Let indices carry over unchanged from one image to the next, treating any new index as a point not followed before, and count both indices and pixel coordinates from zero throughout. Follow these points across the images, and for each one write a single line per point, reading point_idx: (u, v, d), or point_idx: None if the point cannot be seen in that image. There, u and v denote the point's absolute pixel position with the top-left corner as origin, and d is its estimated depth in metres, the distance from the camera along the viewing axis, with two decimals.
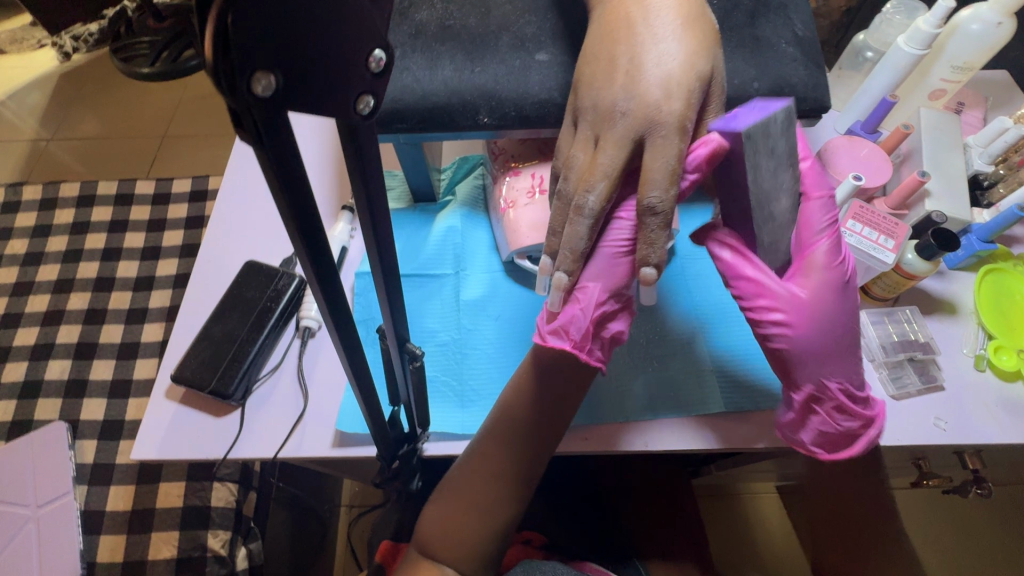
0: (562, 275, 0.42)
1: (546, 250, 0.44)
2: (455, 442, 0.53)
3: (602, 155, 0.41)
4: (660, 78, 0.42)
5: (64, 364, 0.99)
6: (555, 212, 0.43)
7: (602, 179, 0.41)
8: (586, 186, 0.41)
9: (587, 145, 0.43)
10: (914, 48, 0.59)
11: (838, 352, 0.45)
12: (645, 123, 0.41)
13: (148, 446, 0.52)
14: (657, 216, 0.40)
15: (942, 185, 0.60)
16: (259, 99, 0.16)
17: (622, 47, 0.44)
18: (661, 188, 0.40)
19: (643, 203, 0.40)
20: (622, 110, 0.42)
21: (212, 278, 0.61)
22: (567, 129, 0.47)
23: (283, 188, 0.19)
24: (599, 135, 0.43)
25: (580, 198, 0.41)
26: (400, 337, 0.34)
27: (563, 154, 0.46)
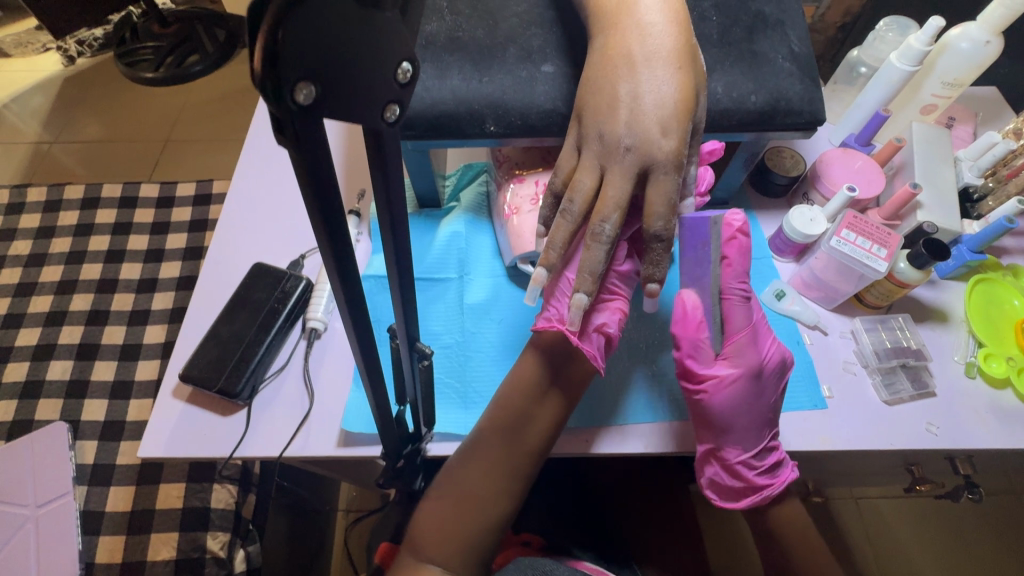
0: (581, 296, 0.44)
1: (544, 264, 0.43)
2: (458, 442, 0.54)
3: (610, 187, 0.43)
4: (662, 91, 0.44)
5: (65, 365, 0.99)
6: (562, 231, 0.44)
7: (615, 210, 0.43)
8: (600, 216, 0.43)
9: (593, 172, 0.45)
10: (905, 64, 0.61)
11: (745, 428, 0.53)
12: (642, 138, 0.43)
13: (154, 445, 0.53)
14: (662, 243, 0.44)
15: (933, 197, 0.62)
16: (300, 107, 0.17)
17: (626, 59, 0.45)
18: (665, 219, 0.43)
19: (648, 233, 0.44)
20: (627, 144, 0.43)
21: (219, 279, 0.62)
22: (567, 149, 0.47)
23: (314, 190, 0.20)
24: (606, 165, 0.44)
25: (597, 227, 0.43)
26: (410, 336, 0.35)
27: (562, 174, 0.47)
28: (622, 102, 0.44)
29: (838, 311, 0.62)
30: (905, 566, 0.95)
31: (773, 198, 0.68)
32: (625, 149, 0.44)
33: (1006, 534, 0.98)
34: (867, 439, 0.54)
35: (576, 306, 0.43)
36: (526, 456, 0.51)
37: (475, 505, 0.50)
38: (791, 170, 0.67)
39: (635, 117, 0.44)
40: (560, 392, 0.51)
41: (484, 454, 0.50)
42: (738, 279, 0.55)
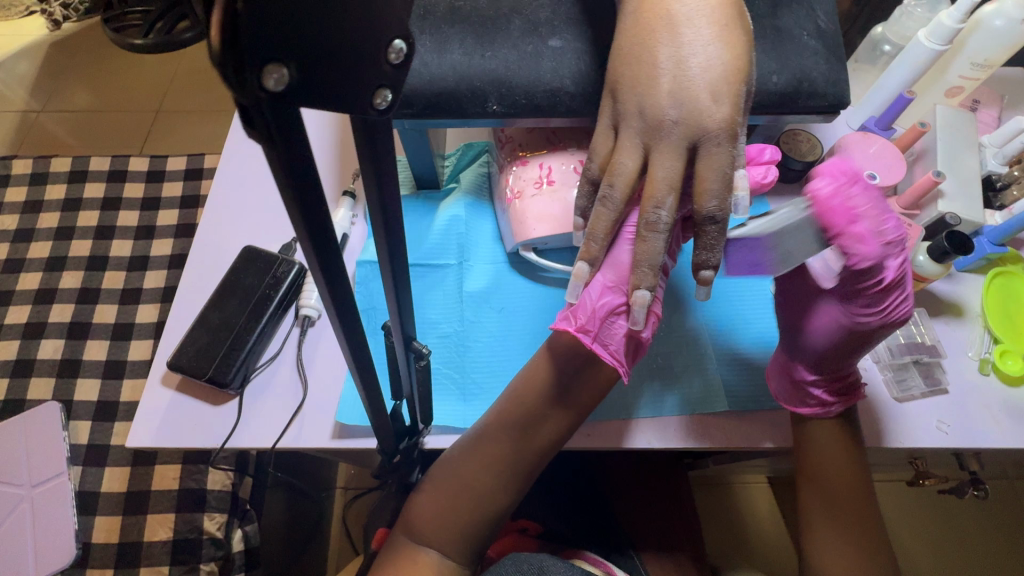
0: (643, 292, 0.40)
1: (586, 258, 0.41)
2: (456, 435, 0.53)
3: (659, 167, 0.40)
4: (686, 68, 0.40)
5: (56, 344, 0.97)
6: (603, 219, 0.41)
7: (669, 191, 0.39)
8: (653, 202, 0.40)
9: (635, 152, 0.41)
10: (934, 43, 0.58)
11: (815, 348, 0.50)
12: (685, 107, 0.39)
13: (143, 434, 0.52)
14: (716, 225, 0.39)
15: (956, 186, 0.59)
16: (271, 94, 0.14)
17: (650, 35, 0.41)
18: (719, 198, 0.39)
19: (701, 214, 0.39)
20: (671, 116, 0.39)
21: (209, 263, 0.59)
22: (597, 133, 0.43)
23: (293, 190, 0.17)
24: (649, 143, 0.40)
25: (652, 213, 0.39)
26: (406, 334, 0.33)
27: (599, 158, 0.43)
28: (640, 82, 0.41)
29: None
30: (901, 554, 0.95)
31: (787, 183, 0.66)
32: (654, 132, 0.40)
33: (1005, 522, 0.98)
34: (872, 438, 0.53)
35: (637, 303, 0.40)
36: (525, 458, 0.49)
37: (471, 501, 0.48)
38: (807, 154, 0.63)
39: (659, 98, 0.40)
40: (565, 401, 0.48)
41: (482, 450, 0.49)
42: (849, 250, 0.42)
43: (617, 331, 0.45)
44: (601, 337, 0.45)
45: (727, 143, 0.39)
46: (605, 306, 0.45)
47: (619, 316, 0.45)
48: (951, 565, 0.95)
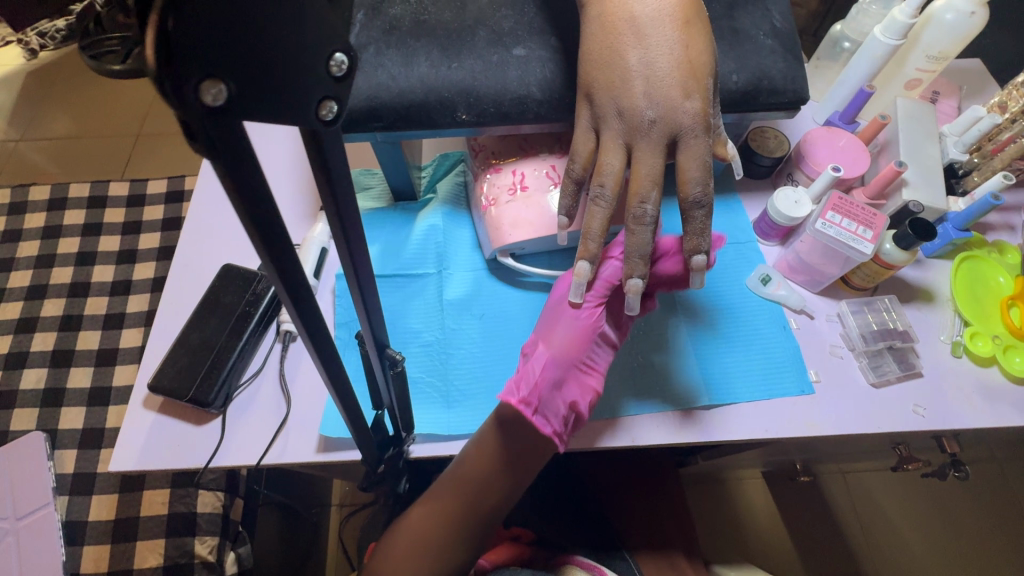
0: (637, 281, 0.39)
1: (586, 257, 0.38)
2: (440, 443, 0.53)
3: (640, 162, 0.38)
4: (660, 62, 0.37)
5: (40, 373, 0.96)
6: (597, 218, 0.38)
7: (653, 187, 0.37)
8: (638, 197, 0.38)
9: (618, 152, 0.38)
10: (889, 38, 0.59)
11: None
12: (666, 104, 0.37)
13: (125, 458, 0.51)
14: (704, 210, 0.37)
15: (919, 175, 0.60)
16: (210, 109, 0.15)
17: (618, 25, 0.38)
18: (703, 183, 0.37)
19: (688, 201, 0.37)
20: (650, 115, 0.37)
21: (188, 283, 0.59)
22: (582, 131, 0.40)
23: (244, 205, 0.18)
24: (631, 142, 0.38)
25: (637, 210, 0.37)
26: (380, 342, 0.34)
27: (581, 159, 0.40)
28: (617, 76, 0.38)
29: (825, 294, 0.61)
30: (893, 539, 0.97)
31: (757, 179, 0.67)
32: (636, 131, 0.37)
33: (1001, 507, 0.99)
34: (852, 426, 0.53)
35: (633, 293, 0.38)
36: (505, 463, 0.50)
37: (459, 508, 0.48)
38: (775, 150, 0.65)
39: (640, 93, 0.37)
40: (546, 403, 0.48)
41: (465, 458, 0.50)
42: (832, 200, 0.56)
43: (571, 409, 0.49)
44: (542, 409, 0.48)
45: (702, 134, 0.37)
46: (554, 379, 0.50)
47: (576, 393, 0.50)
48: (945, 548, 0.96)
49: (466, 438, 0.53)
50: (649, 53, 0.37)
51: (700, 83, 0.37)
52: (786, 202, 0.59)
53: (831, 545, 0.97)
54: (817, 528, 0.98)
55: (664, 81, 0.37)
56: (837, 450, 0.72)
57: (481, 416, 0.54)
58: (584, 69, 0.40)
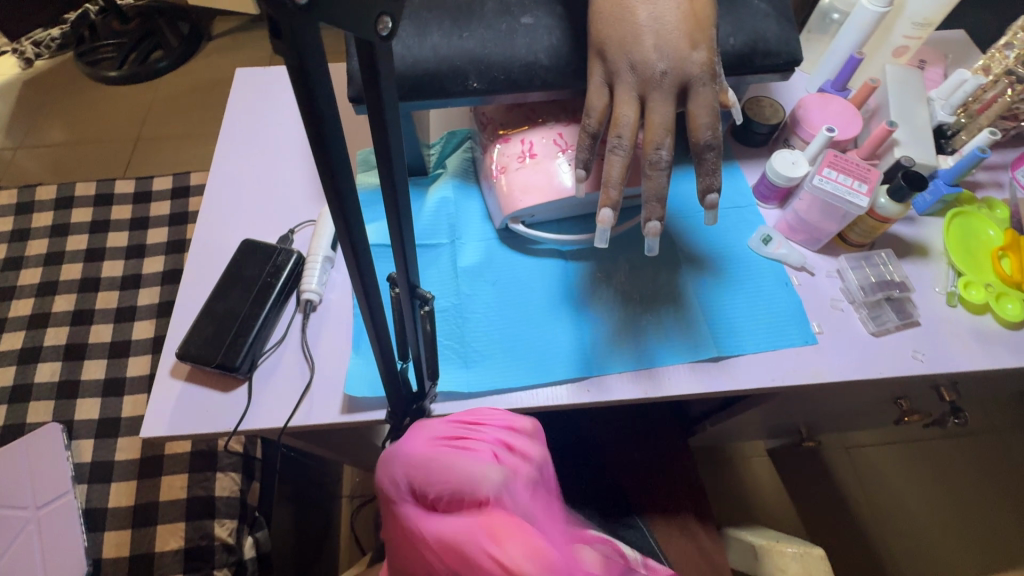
0: (653, 223, 0.41)
1: (610, 205, 0.41)
2: (461, 400, 0.55)
3: (653, 111, 0.40)
4: (666, 17, 0.40)
5: (54, 366, 0.98)
6: (616, 166, 0.40)
7: (666, 134, 0.40)
8: (653, 144, 0.40)
9: (633, 104, 0.40)
10: (876, 5, 0.62)
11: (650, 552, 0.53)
12: (676, 55, 0.39)
13: (156, 424, 0.53)
14: (715, 152, 0.40)
15: (909, 135, 0.63)
16: (296, 6, 0.17)
17: None
18: (712, 128, 0.40)
19: (699, 145, 0.40)
20: (661, 66, 0.39)
21: (208, 258, 0.61)
22: (595, 87, 0.42)
23: (310, 109, 0.20)
24: (645, 93, 0.40)
25: (652, 155, 0.40)
26: (411, 282, 0.36)
27: (596, 114, 0.42)
28: (627, 33, 0.40)
29: (823, 252, 0.63)
30: (893, 505, 1.01)
31: (755, 146, 0.70)
32: (648, 82, 0.40)
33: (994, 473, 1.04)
34: (855, 372, 0.56)
35: (652, 235, 0.41)
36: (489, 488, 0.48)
37: None
38: (771, 117, 0.67)
39: (650, 46, 0.39)
40: None
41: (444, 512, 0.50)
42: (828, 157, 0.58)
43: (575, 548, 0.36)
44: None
45: (710, 84, 0.40)
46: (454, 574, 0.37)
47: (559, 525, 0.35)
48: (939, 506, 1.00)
49: (485, 396, 0.55)
50: (656, 10, 0.40)
51: (703, 35, 0.40)
52: (784, 162, 0.61)
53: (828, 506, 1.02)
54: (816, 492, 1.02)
55: (670, 34, 0.39)
56: (840, 410, 0.75)
57: (500, 374, 0.56)
58: (595, 28, 0.42)
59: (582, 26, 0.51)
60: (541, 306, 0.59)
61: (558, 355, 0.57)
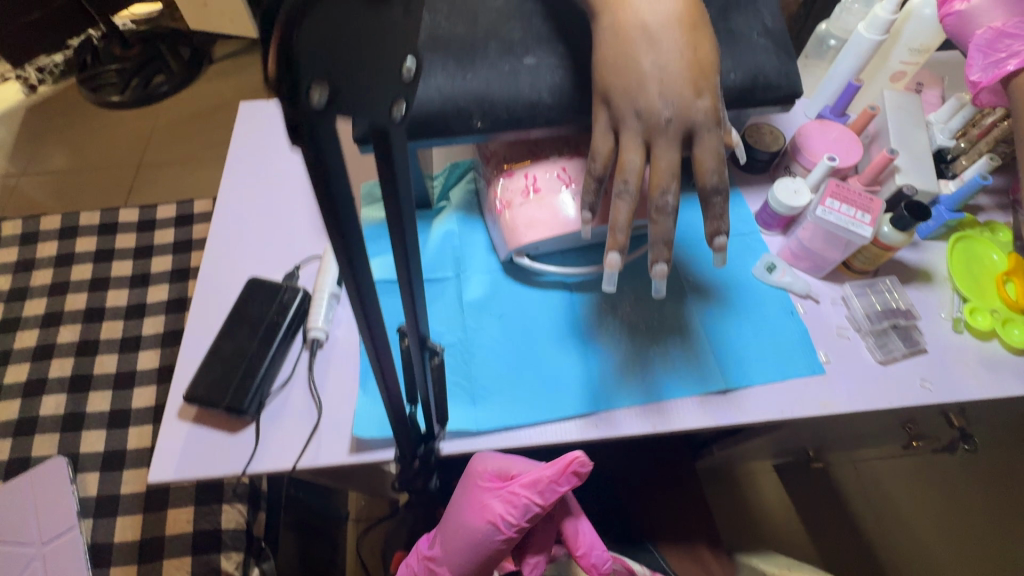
0: (661, 265, 0.41)
1: (616, 248, 0.41)
2: (469, 438, 0.55)
3: (658, 157, 0.40)
4: (671, 63, 0.40)
5: (58, 399, 0.97)
6: (622, 211, 0.40)
7: (673, 179, 0.40)
8: (659, 188, 0.40)
9: (639, 150, 0.40)
10: (873, 33, 0.63)
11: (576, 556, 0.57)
12: (680, 101, 0.39)
13: (165, 467, 0.53)
14: (721, 195, 0.40)
15: (910, 161, 0.63)
16: (316, 109, 0.17)
17: (629, 32, 0.41)
18: (718, 173, 0.40)
19: (705, 189, 0.40)
20: (665, 112, 0.39)
21: (215, 297, 0.61)
22: (600, 132, 0.42)
23: (329, 198, 0.20)
24: (650, 139, 0.40)
25: (659, 200, 0.40)
26: (421, 334, 0.36)
27: (602, 157, 0.42)
28: (632, 78, 0.40)
29: (828, 279, 0.63)
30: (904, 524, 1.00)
31: (756, 172, 0.70)
32: (652, 129, 0.40)
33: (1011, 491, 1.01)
34: (864, 401, 0.56)
35: (659, 277, 0.41)
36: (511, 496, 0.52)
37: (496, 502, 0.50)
38: (772, 144, 0.68)
39: (655, 92, 0.40)
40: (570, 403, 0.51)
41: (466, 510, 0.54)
42: (831, 187, 0.59)
43: (554, 491, 0.51)
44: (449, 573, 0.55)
45: (714, 129, 0.40)
46: (480, 556, 0.53)
47: (543, 478, 0.51)
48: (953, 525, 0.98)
49: (493, 432, 0.55)
50: (660, 56, 0.40)
51: (707, 81, 0.40)
52: (786, 191, 0.62)
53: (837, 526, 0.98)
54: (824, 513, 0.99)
55: (675, 81, 0.40)
56: (848, 433, 0.74)
57: (507, 410, 0.56)
58: (599, 73, 0.43)
59: (585, 65, 0.51)
60: (547, 340, 0.59)
61: (566, 390, 0.57)
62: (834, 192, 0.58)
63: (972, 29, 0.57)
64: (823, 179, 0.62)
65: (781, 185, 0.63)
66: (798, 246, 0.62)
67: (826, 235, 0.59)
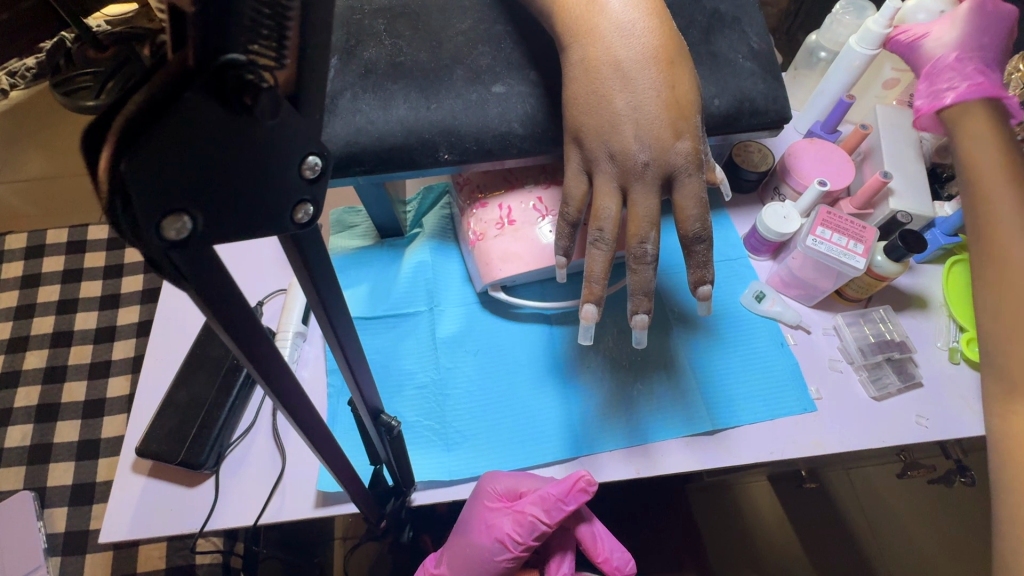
0: (640, 316, 0.38)
1: (592, 300, 0.37)
2: (443, 488, 0.51)
3: (635, 203, 0.37)
4: (648, 101, 0.36)
5: (24, 429, 0.94)
6: (598, 261, 0.37)
7: (652, 227, 0.37)
8: (637, 237, 0.37)
9: (613, 196, 0.37)
10: (865, 48, 0.60)
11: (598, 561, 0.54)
12: (658, 144, 0.36)
13: (116, 527, 0.49)
14: (704, 244, 0.37)
15: (905, 183, 0.60)
16: (175, 243, 0.14)
17: (601, 66, 0.38)
18: (701, 219, 0.37)
19: (687, 237, 0.37)
20: (642, 156, 0.36)
21: (173, 338, 0.58)
22: (573, 174, 0.39)
23: (222, 322, 0.17)
24: (626, 184, 0.37)
25: (636, 249, 0.37)
26: (374, 408, 0.33)
27: (574, 201, 0.39)
28: (605, 118, 0.37)
29: (819, 307, 0.61)
30: None
31: (744, 193, 0.67)
32: (628, 173, 0.37)
33: None
34: (859, 440, 0.53)
35: (639, 329, 0.38)
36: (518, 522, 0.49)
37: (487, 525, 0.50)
38: (760, 164, 0.65)
39: (631, 134, 0.36)
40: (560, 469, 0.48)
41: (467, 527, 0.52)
42: (823, 214, 0.56)
43: (561, 509, 0.48)
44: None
45: (696, 172, 0.37)
46: (489, 572, 0.50)
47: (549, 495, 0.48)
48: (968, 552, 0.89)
49: (467, 481, 0.52)
50: (635, 94, 0.37)
51: (687, 121, 0.37)
52: (775, 217, 0.59)
53: (843, 556, 0.90)
54: (830, 541, 0.91)
55: (652, 121, 0.36)
56: (842, 459, 0.72)
57: (483, 456, 0.52)
58: (570, 110, 0.39)
59: (559, 93, 0.48)
60: (526, 378, 0.56)
61: (546, 432, 0.54)
62: (826, 221, 0.55)
63: (920, 63, 0.58)
64: (814, 203, 0.59)
65: (771, 210, 0.60)
66: (789, 273, 0.59)
67: (819, 265, 0.56)
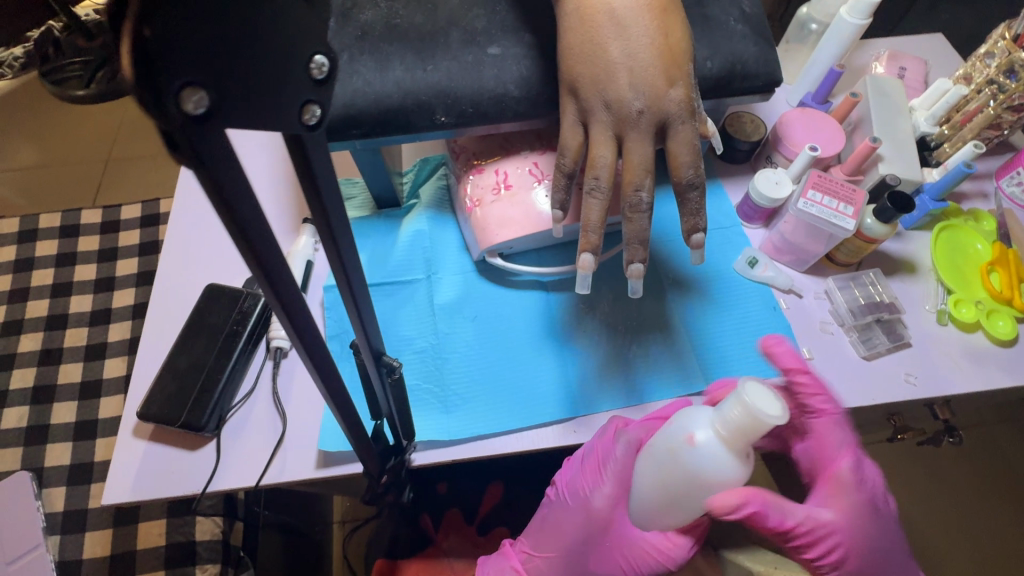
0: (636, 265, 0.39)
1: (589, 249, 0.38)
2: (442, 449, 0.52)
3: (630, 152, 0.37)
4: (641, 51, 0.37)
5: (21, 411, 0.93)
6: (594, 210, 0.38)
7: (646, 175, 0.37)
8: (632, 185, 0.38)
9: (609, 145, 0.38)
10: (855, 18, 0.61)
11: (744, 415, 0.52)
12: (652, 92, 0.37)
13: (118, 490, 0.50)
14: (697, 191, 0.38)
15: (893, 150, 0.62)
16: (193, 118, 0.14)
17: (595, 18, 0.38)
18: (694, 167, 0.38)
19: (681, 184, 0.38)
20: (636, 104, 0.37)
21: (171, 306, 0.58)
22: (569, 127, 0.40)
23: (232, 217, 0.17)
24: (621, 134, 0.38)
25: (632, 197, 0.38)
26: (376, 350, 0.33)
27: (570, 153, 0.40)
28: (599, 68, 0.38)
29: (810, 272, 0.62)
30: None
31: (737, 163, 0.68)
32: (622, 122, 0.37)
33: None
34: (851, 397, 0.54)
35: (635, 277, 0.39)
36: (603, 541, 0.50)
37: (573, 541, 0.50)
38: (752, 134, 0.66)
39: (625, 84, 0.37)
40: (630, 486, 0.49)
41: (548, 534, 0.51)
42: (813, 179, 0.57)
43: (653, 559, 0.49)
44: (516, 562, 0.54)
45: (689, 120, 0.38)
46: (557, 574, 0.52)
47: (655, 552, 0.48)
48: (956, 520, 0.90)
49: (466, 442, 0.52)
50: (630, 44, 0.37)
51: (680, 71, 0.38)
52: (766, 183, 0.60)
53: None
54: None
55: (645, 70, 0.37)
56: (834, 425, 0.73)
57: (481, 418, 0.53)
58: (565, 63, 0.40)
59: (553, 55, 0.48)
60: (522, 343, 0.57)
61: (543, 393, 0.54)
62: (816, 184, 0.56)
63: None
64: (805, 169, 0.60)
65: (763, 177, 0.61)
66: (781, 238, 0.60)
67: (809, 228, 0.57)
